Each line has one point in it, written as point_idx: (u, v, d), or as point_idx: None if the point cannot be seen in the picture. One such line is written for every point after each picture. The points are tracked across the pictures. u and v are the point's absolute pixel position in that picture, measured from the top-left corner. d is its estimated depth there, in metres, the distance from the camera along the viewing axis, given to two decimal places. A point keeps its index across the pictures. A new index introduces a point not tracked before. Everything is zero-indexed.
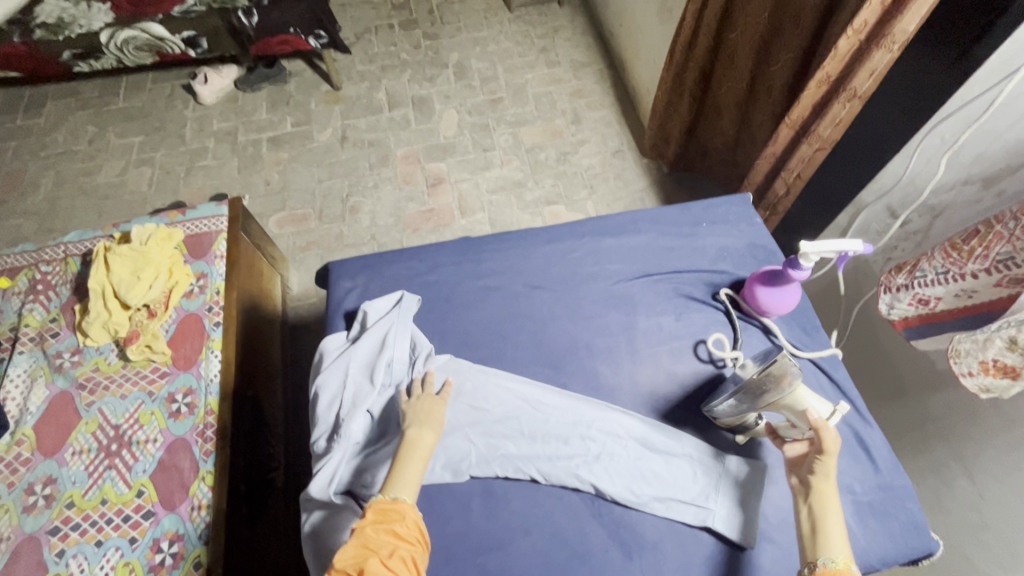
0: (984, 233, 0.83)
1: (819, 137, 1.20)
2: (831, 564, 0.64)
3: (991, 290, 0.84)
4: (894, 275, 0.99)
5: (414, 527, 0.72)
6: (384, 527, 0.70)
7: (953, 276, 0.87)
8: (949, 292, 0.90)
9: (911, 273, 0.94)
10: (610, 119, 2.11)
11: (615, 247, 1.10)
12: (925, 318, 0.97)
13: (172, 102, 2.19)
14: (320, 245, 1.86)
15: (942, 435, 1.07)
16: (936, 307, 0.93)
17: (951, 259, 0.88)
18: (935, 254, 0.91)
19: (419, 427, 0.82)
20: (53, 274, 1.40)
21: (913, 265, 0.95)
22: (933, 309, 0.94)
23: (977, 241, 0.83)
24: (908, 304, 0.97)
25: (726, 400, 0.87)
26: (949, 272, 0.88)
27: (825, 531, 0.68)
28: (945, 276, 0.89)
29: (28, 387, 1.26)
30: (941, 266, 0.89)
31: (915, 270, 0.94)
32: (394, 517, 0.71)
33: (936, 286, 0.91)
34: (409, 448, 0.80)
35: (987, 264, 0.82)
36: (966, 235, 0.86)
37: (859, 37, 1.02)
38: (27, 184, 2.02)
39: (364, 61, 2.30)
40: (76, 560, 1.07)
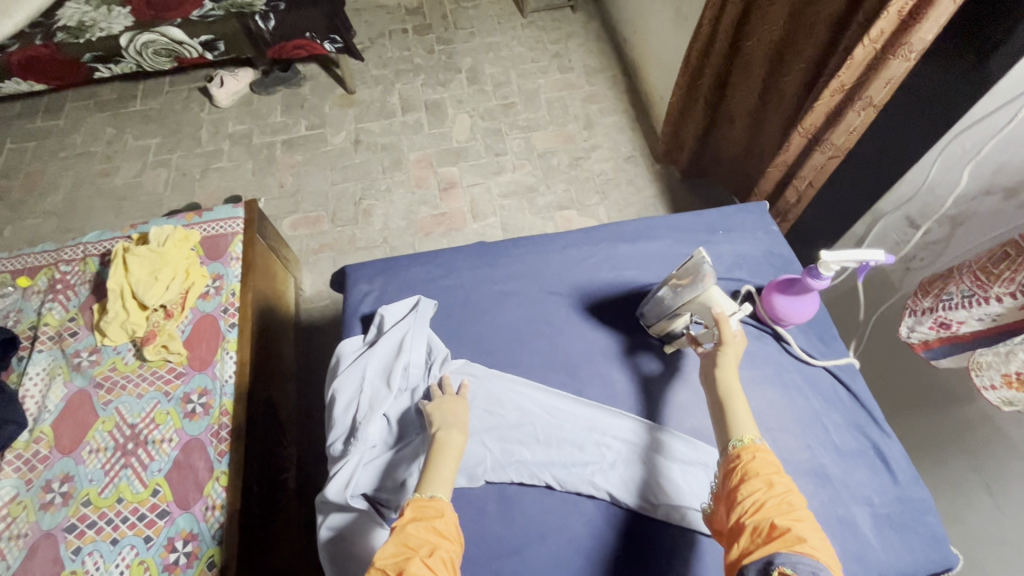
0: (1014, 257, 0.81)
1: (832, 146, 1.19)
2: (737, 443, 0.74)
3: (1017, 313, 0.82)
4: (920, 297, 0.97)
5: (452, 525, 0.73)
6: (423, 524, 0.71)
7: (978, 300, 0.86)
8: (973, 316, 0.88)
9: (937, 297, 0.93)
10: (622, 125, 2.11)
11: (630, 253, 1.09)
12: (948, 340, 0.95)
13: (188, 104, 2.22)
14: (333, 247, 1.88)
15: (961, 447, 1.06)
16: (959, 330, 0.92)
17: (979, 282, 0.86)
18: (963, 277, 0.89)
19: (447, 427, 0.82)
20: (72, 273, 1.42)
21: (940, 288, 0.93)
22: (957, 331, 0.92)
23: (1006, 265, 0.82)
24: (929, 327, 0.95)
25: (651, 302, 0.96)
26: (975, 295, 0.87)
27: (734, 417, 0.77)
28: (971, 300, 0.87)
29: (46, 385, 1.27)
30: (969, 289, 0.88)
31: (942, 294, 0.92)
32: (433, 513, 0.72)
33: (960, 309, 0.89)
34: (438, 448, 0.80)
35: (1011, 288, 0.81)
36: (995, 258, 0.84)
37: (875, 46, 1.00)
38: (46, 184, 2.05)
39: (378, 65, 2.32)
40: (92, 558, 1.08)
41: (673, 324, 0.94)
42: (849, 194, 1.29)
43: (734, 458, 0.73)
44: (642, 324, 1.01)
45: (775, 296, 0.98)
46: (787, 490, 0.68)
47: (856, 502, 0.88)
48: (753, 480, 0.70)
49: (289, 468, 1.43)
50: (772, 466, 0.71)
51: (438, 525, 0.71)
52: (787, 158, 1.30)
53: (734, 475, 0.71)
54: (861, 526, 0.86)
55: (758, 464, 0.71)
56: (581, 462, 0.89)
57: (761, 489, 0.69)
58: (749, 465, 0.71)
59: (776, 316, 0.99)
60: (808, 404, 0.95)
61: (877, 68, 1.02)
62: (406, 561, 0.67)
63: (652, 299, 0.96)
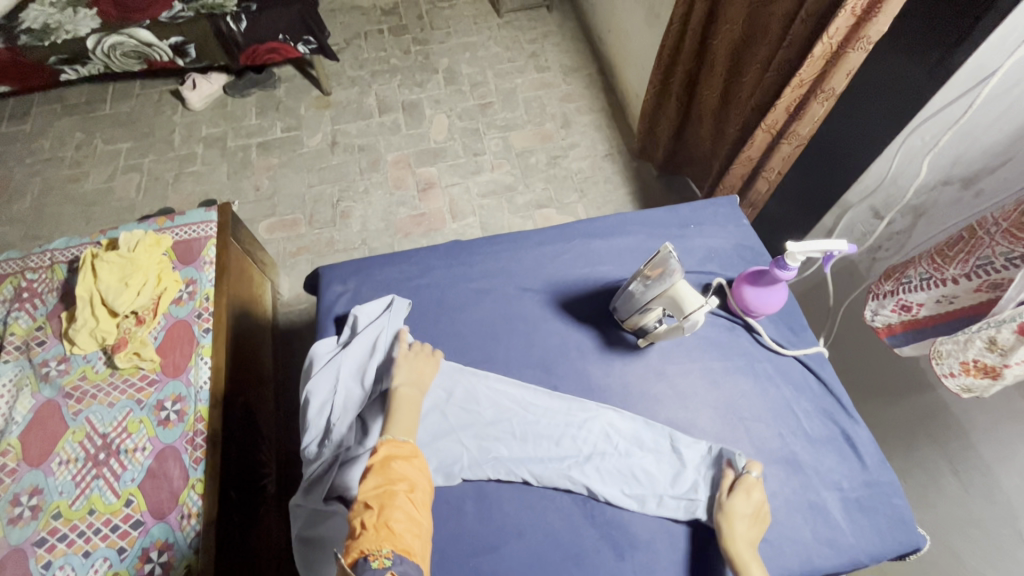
0: (968, 239, 0.85)
1: (797, 136, 1.21)
2: None
3: (971, 295, 0.86)
4: (882, 282, 1.01)
5: (425, 464, 0.80)
6: (404, 462, 0.77)
7: (935, 282, 0.89)
8: (931, 298, 0.91)
9: (897, 280, 0.96)
10: (599, 123, 2.12)
11: (605, 248, 1.10)
12: (908, 325, 0.98)
13: (160, 107, 2.18)
14: (311, 250, 1.86)
15: (928, 431, 1.09)
16: (919, 313, 0.95)
17: (936, 264, 0.89)
18: (920, 261, 0.93)
19: (409, 386, 0.87)
20: (39, 281, 1.38)
21: (900, 272, 0.96)
22: (916, 314, 0.95)
23: (960, 247, 0.85)
24: (891, 309, 0.98)
25: (623, 296, 0.97)
26: (932, 277, 0.90)
27: None
28: (928, 281, 0.90)
29: (13, 396, 1.24)
30: (926, 271, 0.91)
31: (902, 276, 0.95)
32: (410, 453, 0.79)
33: (920, 291, 0.92)
34: (401, 404, 0.85)
35: (967, 269, 0.84)
36: (952, 241, 0.88)
37: (833, 42, 1.03)
38: (12, 190, 1.99)
39: (354, 66, 2.30)
40: (63, 571, 1.05)
41: (645, 319, 0.95)
42: (817, 187, 1.31)
43: None
44: (616, 318, 1.02)
45: (745, 288, 0.99)
46: None
47: (827, 487, 0.90)
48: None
49: (268, 474, 1.41)
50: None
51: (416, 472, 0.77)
52: (753, 153, 1.33)
53: None
54: (831, 511, 0.88)
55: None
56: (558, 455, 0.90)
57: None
58: None
59: (747, 309, 1.01)
60: (780, 393, 0.97)
61: (836, 62, 1.05)
62: (386, 497, 0.72)
63: (624, 293, 0.97)
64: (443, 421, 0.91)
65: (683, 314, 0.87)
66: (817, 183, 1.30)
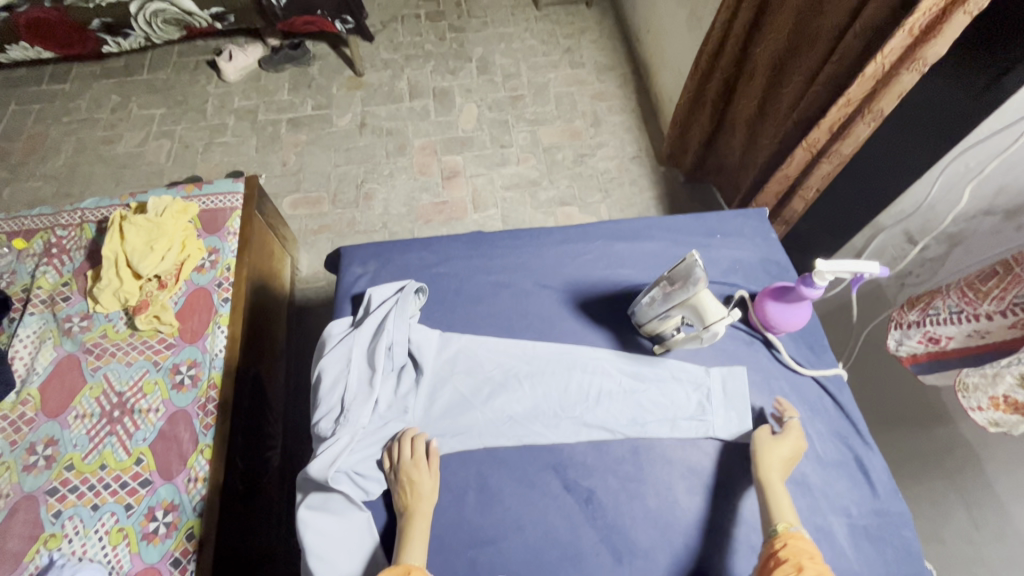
0: (1002, 275, 0.82)
1: (839, 155, 1.18)
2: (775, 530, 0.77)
3: (1005, 332, 0.83)
4: (906, 311, 0.99)
5: None
6: None
7: (967, 316, 0.87)
8: (961, 332, 0.89)
9: (924, 310, 0.94)
10: (629, 124, 2.10)
11: (627, 251, 1.09)
12: (934, 355, 0.97)
13: (196, 77, 2.21)
14: (332, 229, 1.87)
15: (944, 466, 1.06)
16: (947, 345, 0.93)
17: (966, 298, 0.87)
18: (950, 293, 0.90)
19: (415, 509, 0.82)
20: (68, 238, 1.41)
21: (927, 302, 0.94)
22: (944, 347, 0.94)
23: (994, 282, 0.83)
24: (918, 341, 0.97)
25: (644, 300, 0.95)
26: (964, 311, 0.87)
27: (775, 505, 0.80)
28: (958, 316, 0.88)
29: (36, 348, 1.27)
30: (956, 305, 0.89)
31: (929, 307, 0.93)
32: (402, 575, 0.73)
33: (949, 325, 0.90)
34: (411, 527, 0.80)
35: (1002, 306, 0.82)
36: (984, 275, 0.85)
37: (886, 62, 1.00)
38: (47, 148, 2.04)
39: (388, 49, 2.31)
40: (72, 522, 1.08)
41: (664, 325, 0.94)
42: (850, 206, 1.28)
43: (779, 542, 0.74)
44: (633, 323, 1.01)
45: (769, 303, 0.98)
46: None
47: (834, 511, 0.88)
48: (784, 564, 0.71)
49: (274, 446, 1.43)
50: (806, 552, 0.72)
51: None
52: (791, 170, 1.31)
53: (769, 561, 0.73)
54: (837, 536, 0.86)
55: (795, 551, 0.72)
56: (565, 421, 0.92)
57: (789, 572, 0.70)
58: (783, 549, 0.73)
59: (769, 326, 0.99)
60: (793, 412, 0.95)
61: (888, 82, 1.02)
62: None
63: (645, 296, 0.95)
64: (454, 385, 0.95)
65: (703, 324, 0.86)
66: (850, 203, 1.28)
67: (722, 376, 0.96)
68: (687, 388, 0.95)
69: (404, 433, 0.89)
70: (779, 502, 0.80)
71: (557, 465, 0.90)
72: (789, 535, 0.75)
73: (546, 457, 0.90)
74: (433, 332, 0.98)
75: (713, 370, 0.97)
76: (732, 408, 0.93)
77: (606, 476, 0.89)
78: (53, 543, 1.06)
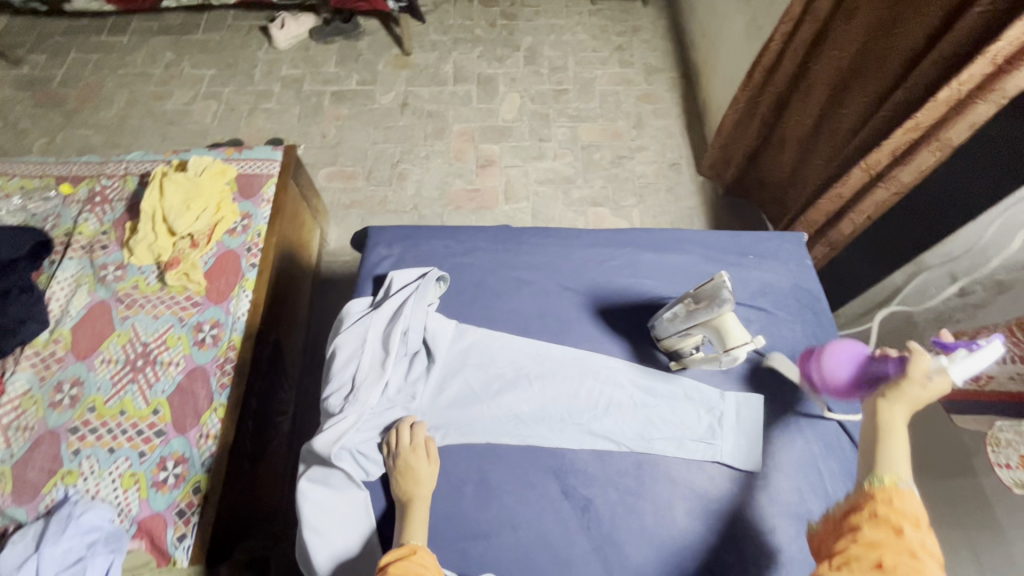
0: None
1: (897, 182, 1.13)
2: (874, 482, 0.69)
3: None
4: (951, 342, 0.98)
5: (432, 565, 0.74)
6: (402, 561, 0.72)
7: (1014, 355, 0.84)
8: (1004, 372, 0.85)
9: (969, 344, 0.93)
10: (673, 130, 2.05)
11: (655, 262, 1.07)
12: (967, 395, 0.91)
13: (248, 41, 2.25)
14: (363, 205, 1.89)
15: (961, 521, 1.02)
16: (985, 385, 0.87)
17: (1017, 338, 0.85)
18: (999, 332, 0.89)
19: (412, 493, 0.82)
20: (112, 188, 1.46)
21: (973, 337, 0.93)
22: (983, 387, 0.87)
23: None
24: (956, 376, 0.91)
25: (664, 315, 0.93)
26: (1009, 351, 0.85)
27: (885, 455, 0.71)
28: (1006, 354, 0.85)
29: (71, 291, 1.32)
30: (1002, 343, 0.86)
31: (973, 343, 0.91)
32: (406, 552, 0.74)
33: (993, 362, 0.86)
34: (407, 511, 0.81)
35: None
36: None
37: (961, 89, 0.95)
38: (102, 97, 2.10)
39: (438, 31, 2.30)
40: (88, 462, 1.13)
41: (684, 344, 0.92)
42: (897, 241, 1.22)
43: (881, 498, 0.67)
44: (652, 336, 0.99)
45: (828, 363, 0.87)
46: (919, 543, 0.63)
47: None
48: (879, 521, 0.65)
49: (285, 412, 1.46)
50: (909, 515, 0.65)
51: (415, 570, 0.71)
52: (844, 191, 1.25)
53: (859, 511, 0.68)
54: None
55: (895, 507, 0.66)
56: (571, 427, 0.92)
57: (887, 531, 0.64)
58: (881, 505, 0.66)
59: (819, 386, 0.90)
60: (807, 448, 0.91)
61: (961, 110, 0.97)
62: None
63: (666, 311, 0.93)
64: (463, 378, 0.95)
65: (724, 347, 0.85)
66: (898, 237, 1.22)
67: (735, 401, 0.94)
68: (698, 409, 0.93)
69: (406, 420, 0.89)
70: (891, 454, 0.71)
71: (558, 470, 0.89)
72: (893, 490, 0.68)
73: (548, 461, 0.90)
74: (449, 323, 0.98)
75: (728, 394, 0.94)
76: (742, 435, 0.91)
77: (606, 488, 0.88)
78: (69, 479, 1.11)
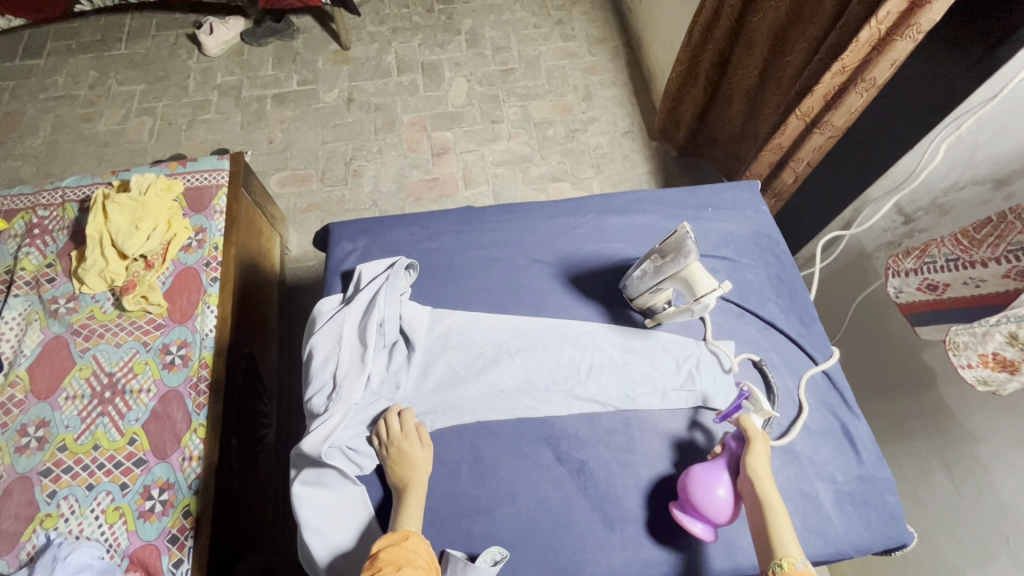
0: (996, 223, 0.87)
1: (831, 127, 1.17)
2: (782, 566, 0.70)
3: (998, 279, 0.86)
4: (902, 259, 1.02)
5: (427, 556, 0.74)
6: (394, 545, 0.73)
7: (963, 263, 0.91)
8: (958, 279, 0.92)
9: (920, 259, 0.98)
10: (621, 99, 2.07)
11: (619, 226, 1.08)
12: (929, 305, 0.98)
13: (176, 51, 2.14)
14: (321, 207, 1.85)
15: (927, 432, 1.09)
16: (944, 293, 0.95)
17: (962, 246, 0.91)
18: (945, 241, 0.95)
19: (408, 479, 0.82)
20: (50, 219, 1.38)
21: (922, 250, 0.98)
22: (941, 296, 0.96)
23: (989, 230, 0.88)
24: (917, 288, 0.99)
25: (635, 273, 0.94)
26: (960, 259, 0.91)
27: (776, 533, 0.73)
28: (956, 263, 0.92)
29: (22, 330, 1.26)
30: (952, 252, 0.93)
31: (925, 255, 0.97)
32: (398, 536, 0.75)
33: (945, 272, 0.94)
34: (405, 494, 0.82)
35: (997, 253, 0.86)
36: (978, 224, 0.90)
37: (880, 28, 0.99)
38: (25, 126, 1.98)
39: (374, 22, 2.24)
40: (67, 502, 1.08)
41: (657, 299, 0.94)
42: (842, 180, 1.26)
43: None
44: (625, 297, 1.01)
45: (694, 493, 0.80)
46: None
47: (820, 478, 0.90)
48: None
49: (269, 424, 1.43)
50: None
51: (408, 555, 0.72)
52: (783, 140, 1.29)
53: None
54: (823, 502, 0.88)
55: None
56: (557, 394, 0.93)
57: None
58: None
59: (697, 527, 0.80)
60: (783, 384, 0.96)
61: (882, 49, 1.01)
62: None
63: (636, 269, 0.95)
64: (445, 362, 0.95)
65: (694, 296, 0.86)
66: (843, 175, 1.25)
67: (710, 350, 0.97)
68: (677, 360, 0.96)
69: (394, 409, 0.89)
70: (777, 522, 0.74)
71: (549, 438, 0.91)
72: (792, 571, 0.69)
73: (539, 430, 0.91)
74: (424, 309, 0.98)
75: (703, 343, 0.98)
76: (719, 380, 0.94)
77: (598, 447, 0.90)
78: (49, 522, 1.07)
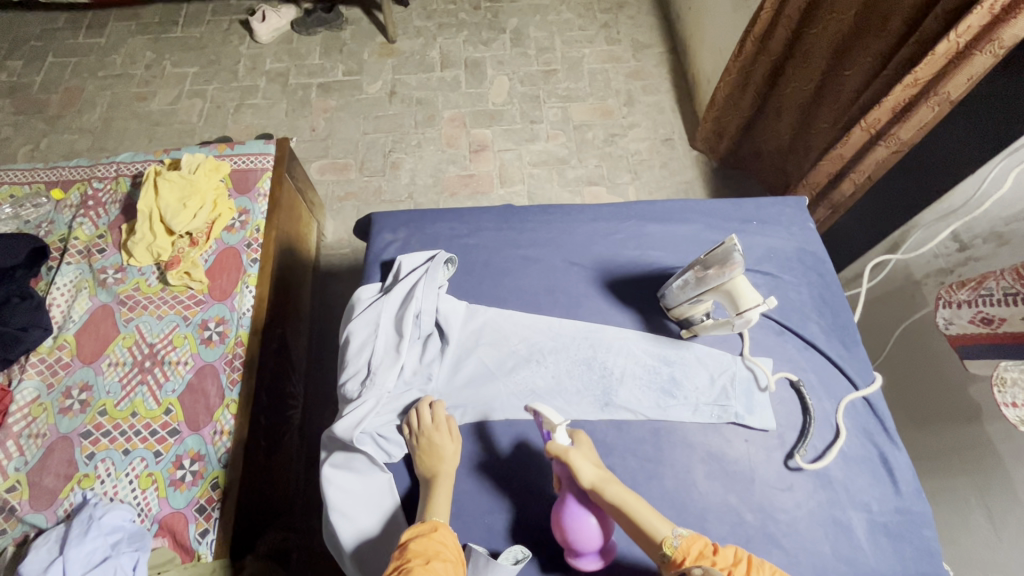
0: None
1: (896, 140, 1.14)
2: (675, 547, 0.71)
3: None
4: (956, 289, 0.98)
5: (455, 550, 0.74)
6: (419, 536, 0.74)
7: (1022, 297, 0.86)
8: (1015, 313, 0.87)
9: (976, 290, 0.94)
10: (664, 105, 2.04)
11: (659, 234, 1.07)
12: (983, 339, 0.94)
13: (228, 36, 2.20)
14: (358, 197, 1.87)
15: (967, 467, 1.05)
16: (998, 328, 0.91)
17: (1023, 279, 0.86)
18: (1005, 274, 0.90)
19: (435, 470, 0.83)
20: (104, 191, 1.43)
21: (979, 281, 0.94)
22: (996, 330, 0.91)
23: None
24: (969, 320, 0.95)
25: (676, 281, 0.93)
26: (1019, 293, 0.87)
27: (648, 524, 0.75)
28: (1013, 296, 0.87)
29: (72, 296, 1.31)
30: (1010, 285, 0.88)
31: (981, 287, 0.93)
32: (428, 528, 0.75)
33: (1002, 306, 0.89)
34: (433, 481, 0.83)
35: None
36: None
37: (960, 41, 0.95)
38: (84, 101, 2.06)
39: (421, 16, 2.26)
40: (104, 464, 1.13)
41: (696, 310, 0.94)
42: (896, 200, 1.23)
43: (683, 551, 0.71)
44: (662, 306, 0.99)
45: (575, 539, 0.78)
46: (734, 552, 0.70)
47: (854, 506, 0.87)
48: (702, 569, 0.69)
49: (296, 405, 1.46)
50: (704, 546, 0.71)
51: (437, 547, 0.72)
52: (845, 151, 1.25)
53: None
54: (855, 530, 0.86)
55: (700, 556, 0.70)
56: (588, 399, 0.93)
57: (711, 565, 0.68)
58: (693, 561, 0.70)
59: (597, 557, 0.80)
60: (820, 406, 0.94)
61: (958, 63, 0.97)
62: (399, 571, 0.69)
63: (678, 276, 0.93)
64: (477, 358, 0.95)
65: (737, 310, 0.86)
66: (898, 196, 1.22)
67: (747, 368, 0.95)
68: (713, 374, 0.95)
69: (426, 400, 0.89)
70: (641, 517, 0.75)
71: None
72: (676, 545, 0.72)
73: None
74: (461, 304, 0.99)
75: (740, 358, 0.96)
76: (753, 397, 0.93)
77: (626, 455, 0.89)
78: (86, 483, 1.11)
